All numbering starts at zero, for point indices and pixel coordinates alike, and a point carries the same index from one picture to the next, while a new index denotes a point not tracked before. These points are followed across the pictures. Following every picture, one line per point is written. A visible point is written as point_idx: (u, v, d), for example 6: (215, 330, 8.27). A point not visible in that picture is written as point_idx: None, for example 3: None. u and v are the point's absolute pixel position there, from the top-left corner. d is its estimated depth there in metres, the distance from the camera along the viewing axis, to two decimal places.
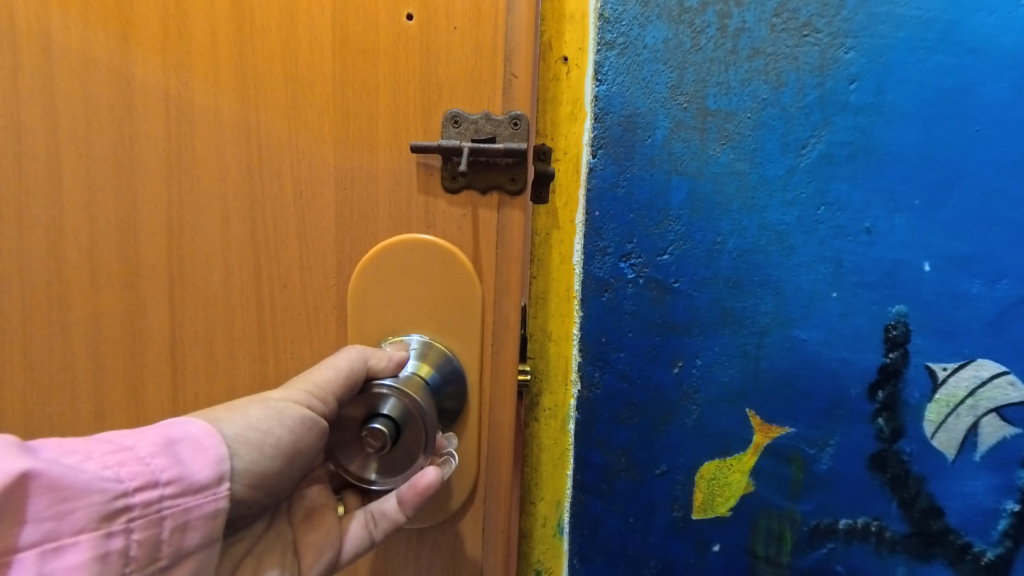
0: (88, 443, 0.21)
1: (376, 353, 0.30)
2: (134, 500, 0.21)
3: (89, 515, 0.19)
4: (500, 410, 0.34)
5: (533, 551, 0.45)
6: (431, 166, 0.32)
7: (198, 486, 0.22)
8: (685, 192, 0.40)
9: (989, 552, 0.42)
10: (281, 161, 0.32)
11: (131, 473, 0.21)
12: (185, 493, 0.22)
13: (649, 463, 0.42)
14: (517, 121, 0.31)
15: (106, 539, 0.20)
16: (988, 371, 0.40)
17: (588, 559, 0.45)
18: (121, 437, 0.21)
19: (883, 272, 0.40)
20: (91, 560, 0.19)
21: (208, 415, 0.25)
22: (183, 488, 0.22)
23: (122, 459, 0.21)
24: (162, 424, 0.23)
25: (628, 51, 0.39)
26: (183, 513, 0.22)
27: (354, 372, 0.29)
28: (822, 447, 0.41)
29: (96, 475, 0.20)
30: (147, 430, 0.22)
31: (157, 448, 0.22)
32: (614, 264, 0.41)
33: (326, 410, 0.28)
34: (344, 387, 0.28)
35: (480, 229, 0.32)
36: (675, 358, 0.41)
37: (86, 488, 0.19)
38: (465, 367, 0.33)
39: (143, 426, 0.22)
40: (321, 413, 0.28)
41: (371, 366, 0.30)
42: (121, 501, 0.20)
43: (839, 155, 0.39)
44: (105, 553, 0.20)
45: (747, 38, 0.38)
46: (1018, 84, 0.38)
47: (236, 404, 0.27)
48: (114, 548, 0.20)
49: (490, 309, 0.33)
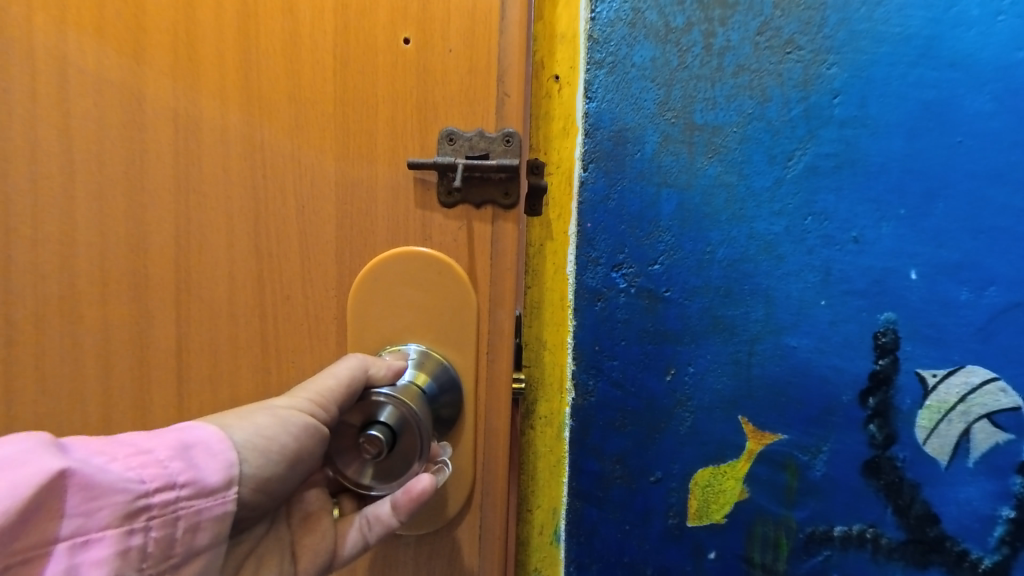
0: (116, 444, 0.22)
1: (376, 362, 0.31)
2: (153, 500, 0.22)
3: (114, 513, 0.20)
4: (495, 416, 0.34)
5: (530, 558, 0.45)
6: (428, 182, 0.33)
7: (210, 489, 0.23)
8: (675, 204, 0.41)
9: (986, 559, 0.42)
10: (285, 177, 0.34)
11: (152, 475, 0.22)
12: (198, 495, 0.23)
13: (643, 470, 0.43)
14: (510, 138, 0.32)
15: (127, 536, 0.21)
16: (979, 377, 0.40)
17: (585, 566, 0.45)
18: (143, 439, 0.22)
19: (871, 280, 0.41)
20: (114, 555, 0.20)
21: (218, 421, 0.27)
22: (197, 490, 0.23)
23: (145, 461, 0.22)
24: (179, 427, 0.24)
25: (617, 70, 0.41)
26: (196, 514, 0.23)
27: (354, 380, 0.30)
28: (814, 455, 0.41)
29: (121, 476, 0.21)
30: (164, 433, 0.23)
31: (175, 452, 0.23)
32: (606, 274, 0.42)
33: (327, 417, 0.29)
34: (344, 396, 0.29)
35: (475, 241, 0.33)
36: (668, 366, 0.42)
37: (112, 487, 0.21)
38: (461, 375, 0.34)
39: (161, 430, 0.23)
40: (322, 420, 0.29)
41: (371, 375, 0.31)
42: (142, 501, 0.21)
43: (825, 166, 0.40)
44: (127, 549, 0.21)
45: (732, 55, 0.40)
46: (1000, 96, 0.39)
47: (245, 411, 0.28)
48: (135, 544, 0.21)
49: (485, 318, 0.34)
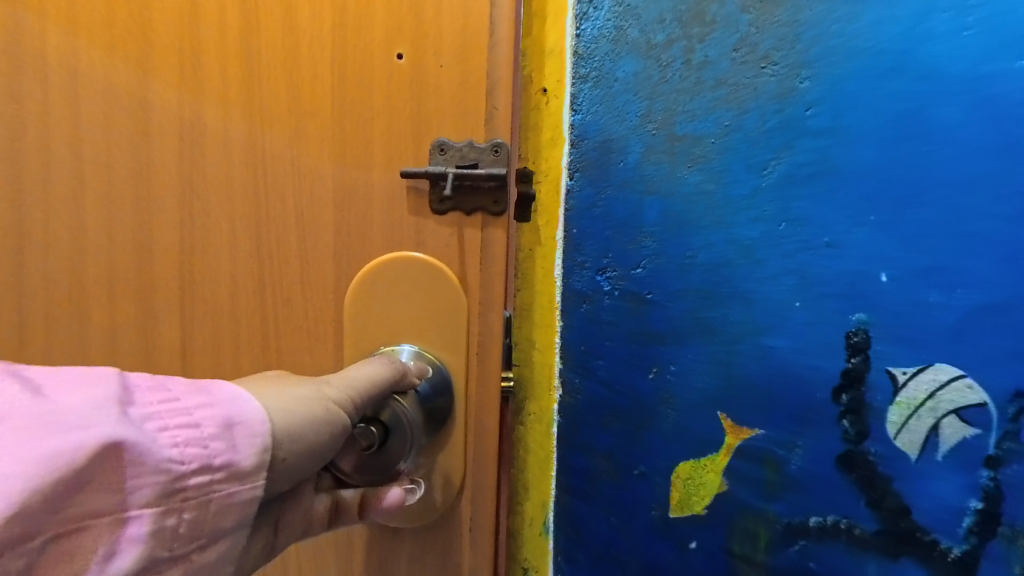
0: (169, 410, 0.21)
1: (398, 364, 0.33)
2: (190, 482, 0.21)
3: (152, 492, 0.20)
4: (487, 416, 0.36)
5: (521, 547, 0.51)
6: (420, 189, 0.35)
7: (243, 474, 0.22)
8: (658, 211, 0.44)
9: (956, 548, 0.41)
10: (283, 184, 0.36)
11: (193, 454, 0.21)
12: (231, 480, 0.22)
13: (628, 464, 0.46)
14: (498, 149, 0.34)
15: (163, 515, 0.20)
16: (946, 374, 0.40)
17: (574, 557, 0.48)
18: (194, 408, 0.22)
19: (845, 283, 0.42)
20: (148, 534, 0.20)
21: (264, 397, 0.25)
22: (230, 475, 0.22)
23: (190, 437, 0.21)
24: (230, 398, 0.23)
25: (602, 83, 0.45)
26: (227, 499, 0.22)
27: (378, 379, 0.31)
28: (791, 449, 0.43)
29: (165, 452, 0.20)
30: (215, 406, 0.22)
31: (219, 430, 0.22)
32: (592, 277, 0.46)
33: (352, 411, 0.29)
34: (368, 393, 0.30)
35: (466, 246, 0.35)
36: (652, 364, 0.45)
37: (153, 464, 0.20)
38: (454, 376, 0.36)
39: (213, 401, 0.22)
40: (349, 413, 0.29)
41: (390, 374, 0.32)
42: (180, 482, 0.20)
43: (801, 174, 0.43)
44: (160, 528, 0.20)
45: (712, 70, 0.42)
46: (974, 105, 0.39)
47: (290, 387, 0.27)
48: (168, 525, 0.20)
49: (477, 318, 0.36)
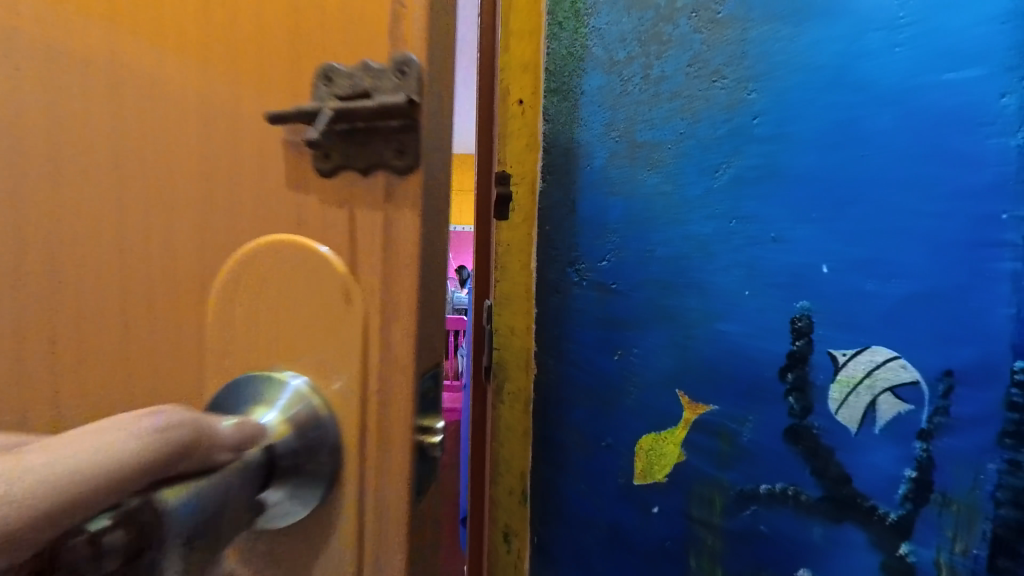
0: None
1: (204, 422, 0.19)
2: None
3: None
4: (389, 490, 0.22)
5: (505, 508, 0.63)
6: (300, 144, 0.24)
7: None
8: (621, 210, 0.53)
9: (893, 513, 0.43)
10: (113, 170, 0.27)
11: None
12: None
13: (599, 437, 0.55)
14: (405, 68, 0.21)
15: None
16: (882, 355, 0.43)
17: (554, 518, 0.58)
18: None
19: (788, 274, 0.47)
20: None
21: None
22: None
23: None
24: None
25: (572, 97, 0.56)
26: None
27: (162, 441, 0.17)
28: (743, 424, 0.49)
29: None
30: None
31: None
32: (566, 271, 0.58)
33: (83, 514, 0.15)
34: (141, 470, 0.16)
35: (358, 224, 0.23)
36: (617, 347, 0.54)
37: None
38: (343, 423, 0.23)
39: None
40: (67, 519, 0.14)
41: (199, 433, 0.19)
42: None
43: (749, 176, 0.48)
44: None
45: (669, 84, 0.50)
46: (911, 113, 0.42)
47: None
48: None
49: (373, 333, 0.22)
